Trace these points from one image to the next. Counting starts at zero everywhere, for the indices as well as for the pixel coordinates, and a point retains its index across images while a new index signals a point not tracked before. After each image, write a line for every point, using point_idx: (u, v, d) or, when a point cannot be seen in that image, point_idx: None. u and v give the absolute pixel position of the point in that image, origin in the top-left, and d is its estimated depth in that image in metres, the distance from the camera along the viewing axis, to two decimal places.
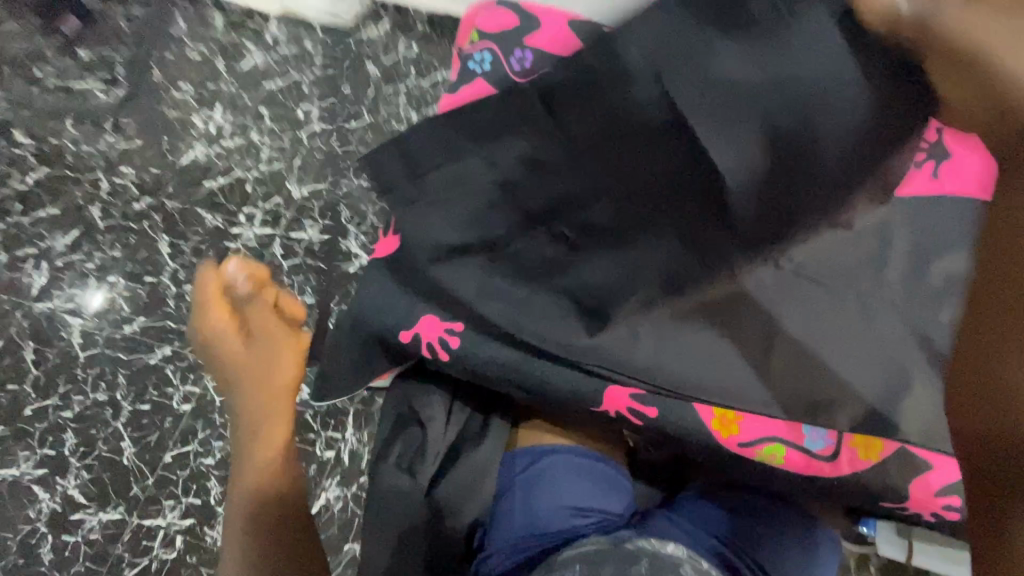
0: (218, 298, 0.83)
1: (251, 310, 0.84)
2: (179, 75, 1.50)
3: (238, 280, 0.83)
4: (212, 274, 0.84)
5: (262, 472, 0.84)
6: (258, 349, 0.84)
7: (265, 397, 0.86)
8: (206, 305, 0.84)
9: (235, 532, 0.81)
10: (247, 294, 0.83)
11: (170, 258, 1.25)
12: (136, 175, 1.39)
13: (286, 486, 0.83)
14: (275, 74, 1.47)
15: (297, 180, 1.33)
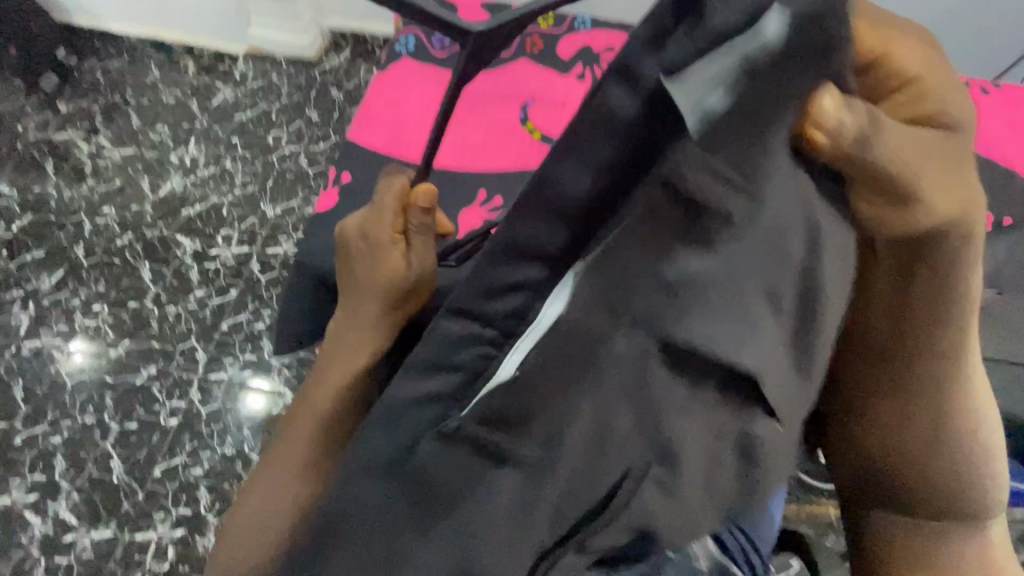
0: (376, 222, 0.58)
1: (385, 245, 0.58)
2: (154, 117, 1.57)
3: (385, 205, 0.59)
4: (395, 182, 0.60)
5: (318, 444, 0.61)
6: (365, 284, 0.59)
7: (349, 346, 0.60)
8: (361, 228, 0.60)
9: (270, 483, 0.61)
10: (386, 221, 0.58)
11: (152, 283, 1.30)
12: (117, 215, 1.42)
13: (337, 479, 0.61)
14: (245, 106, 1.55)
15: (271, 200, 1.39)
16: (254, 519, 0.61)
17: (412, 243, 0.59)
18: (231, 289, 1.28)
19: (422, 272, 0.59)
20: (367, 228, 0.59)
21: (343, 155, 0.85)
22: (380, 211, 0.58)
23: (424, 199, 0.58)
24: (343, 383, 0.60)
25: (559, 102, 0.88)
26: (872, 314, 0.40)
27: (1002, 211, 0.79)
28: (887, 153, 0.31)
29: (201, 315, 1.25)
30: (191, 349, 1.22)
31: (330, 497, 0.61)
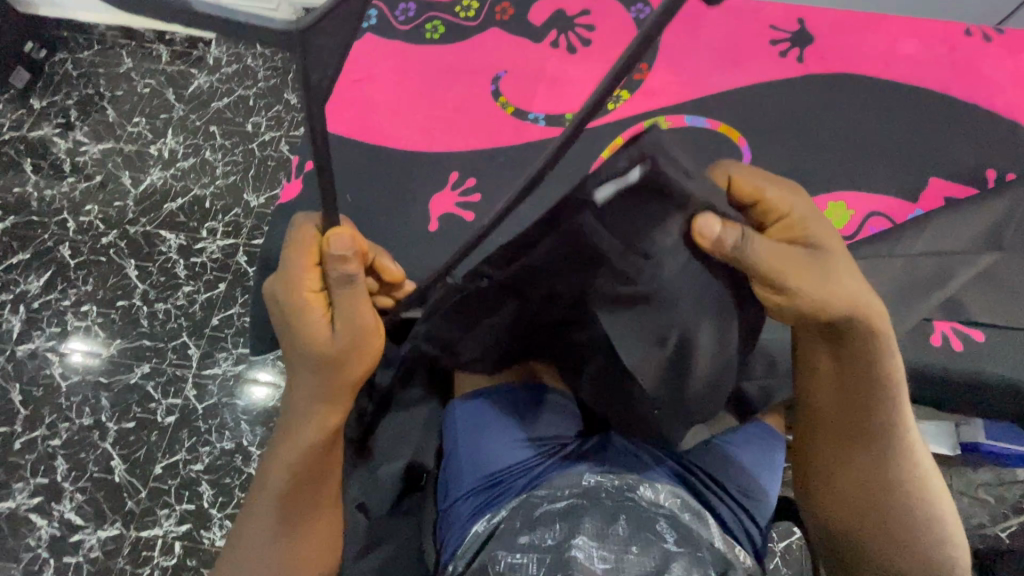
0: (304, 280, 0.52)
1: (316, 303, 0.53)
2: (131, 109, 1.52)
3: (303, 259, 0.51)
4: (302, 232, 0.52)
5: (292, 505, 0.57)
6: (308, 343, 0.53)
7: (304, 405, 0.56)
8: (289, 281, 0.52)
9: (253, 553, 0.56)
10: (304, 276, 0.52)
11: (140, 280, 1.28)
12: (100, 212, 1.39)
13: (324, 531, 0.59)
14: (221, 93, 1.50)
15: (254, 190, 1.36)
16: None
17: (344, 294, 0.52)
18: (219, 283, 1.26)
19: (364, 325, 0.53)
20: (291, 285, 0.52)
21: (316, 139, 0.82)
22: (296, 263, 0.52)
23: (350, 244, 0.50)
24: (302, 442, 0.56)
25: (532, 70, 0.84)
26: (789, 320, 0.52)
27: (1009, 163, 0.75)
28: (762, 258, 0.47)
29: (191, 311, 1.24)
30: (183, 346, 1.20)
31: (322, 548, 0.59)
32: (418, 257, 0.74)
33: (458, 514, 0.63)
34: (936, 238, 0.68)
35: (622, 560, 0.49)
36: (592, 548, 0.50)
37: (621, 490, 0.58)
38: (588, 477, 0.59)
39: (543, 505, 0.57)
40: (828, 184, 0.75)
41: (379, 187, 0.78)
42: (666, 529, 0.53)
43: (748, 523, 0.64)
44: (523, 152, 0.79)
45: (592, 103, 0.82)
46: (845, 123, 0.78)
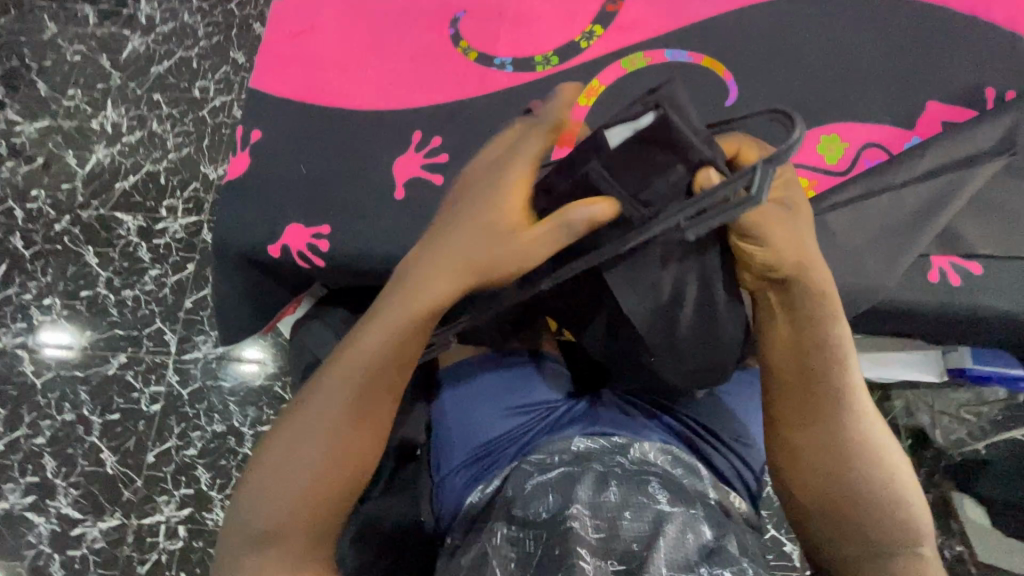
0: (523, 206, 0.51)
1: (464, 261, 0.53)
2: (64, 82, 1.39)
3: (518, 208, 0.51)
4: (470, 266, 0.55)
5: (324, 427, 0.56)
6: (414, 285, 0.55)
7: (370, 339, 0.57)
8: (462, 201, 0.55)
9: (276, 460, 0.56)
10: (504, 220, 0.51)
11: (102, 268, 1.22)
12: (48, 197, 1.29)
13: (339, 484, 0.56)
14: (160, 55, 1.37)
15: (211, 161, 1.27)
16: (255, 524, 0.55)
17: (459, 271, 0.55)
18: (188, 264, 1.20)
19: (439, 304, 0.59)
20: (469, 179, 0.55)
21: (263, 104, 0.75)
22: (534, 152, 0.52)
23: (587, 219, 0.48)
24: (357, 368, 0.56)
25: (492, 9, 0.76)
26: (778, 325, 0.55)
27: (1005, 82, 0.71)
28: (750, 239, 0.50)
29: (161, 295, 1.18)
30: (158, 332, 1.16)
31: (331, 501, 0.56)
32: (387, 229, 0.69)
33: (452, 487, 0.64)
34: (929, 168, 0.66)
35: (617, 528, 0.50)
36: (586, 517, 0.51)
37: (611, 453, 0.58)
38: (580, 443, 0.60)
39: (535, 478, 0.57)
40: (815, 116, 0.71)
41: (340, 155, 0.72)
42: (659, 490, 0.53)
43: (741, 469, 0.66)
44: (493, 103, 0.73)
45: (562, 43, 0.75)
46: (833, 48, 0.73)
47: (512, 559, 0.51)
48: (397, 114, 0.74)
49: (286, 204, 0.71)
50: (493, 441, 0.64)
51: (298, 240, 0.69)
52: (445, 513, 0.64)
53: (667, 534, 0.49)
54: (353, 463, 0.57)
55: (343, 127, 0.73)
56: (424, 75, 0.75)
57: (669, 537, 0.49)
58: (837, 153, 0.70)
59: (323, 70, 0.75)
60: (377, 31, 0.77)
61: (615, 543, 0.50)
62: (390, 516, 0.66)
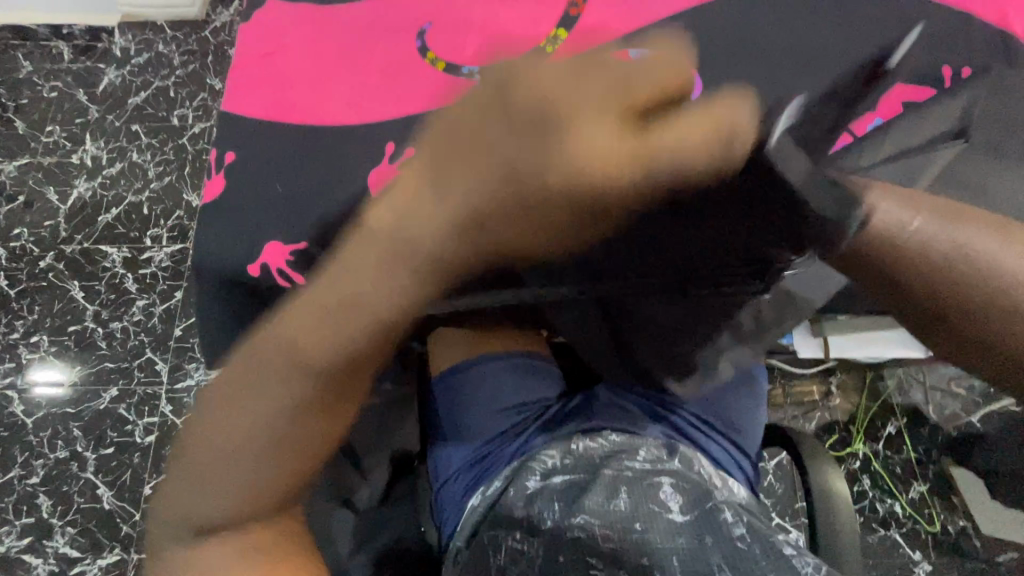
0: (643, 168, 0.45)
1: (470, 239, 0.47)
2: (42, 119, 1.38)
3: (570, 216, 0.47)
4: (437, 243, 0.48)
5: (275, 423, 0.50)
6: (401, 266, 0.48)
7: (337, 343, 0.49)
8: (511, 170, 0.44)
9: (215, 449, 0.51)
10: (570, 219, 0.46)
11: (88, 301, 1.20)
12: (31, 234, 1.28)
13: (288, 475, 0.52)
14: (136, 86, 1.38)
15: (193, 188, 1.27)
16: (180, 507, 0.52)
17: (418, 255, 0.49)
18: (175, 292, 1.20)
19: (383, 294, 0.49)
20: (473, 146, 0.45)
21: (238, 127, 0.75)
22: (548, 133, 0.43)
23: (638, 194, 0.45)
24: (319, 360, 0.49)
25: (457, 19, 0.77)
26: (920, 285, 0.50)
27: (966, 58, 0.73)
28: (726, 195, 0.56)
29: (150, 325, 1.17)
30: (149, 362, 1.15)
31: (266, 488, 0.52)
32: None
33: (452, 496, 0.64)
34: None
35: (625, 536, 0.51)
36: (591, 525, 0.53)
37: (614, 455, 0.59)
38: (577, 445, 0.61)
39: (535, 479, 0.59)
40: None
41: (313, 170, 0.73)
42: (669, 495, 0.55)
43: (739, 457, 0.66)
44: None
45: (527, 46, 0.75)
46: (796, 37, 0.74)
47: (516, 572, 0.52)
48: (371, 128, 0.74)
49: (266, 225, 0.71)
50: (490, 442, 0.65)
51: (276, 258, 0.71)
52: (444, 523, 0.64)
53: (680, 544, 0.50)
54: (313, 452, 0.52)
55: (317, 144, 0.74)
56: (394, 88, 0.75)
57: (682, 546, 0.50)
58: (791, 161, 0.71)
59: (294, 89, 0.76)
60: (345, 47, 0.77)
61: (623, 551, 0.51)
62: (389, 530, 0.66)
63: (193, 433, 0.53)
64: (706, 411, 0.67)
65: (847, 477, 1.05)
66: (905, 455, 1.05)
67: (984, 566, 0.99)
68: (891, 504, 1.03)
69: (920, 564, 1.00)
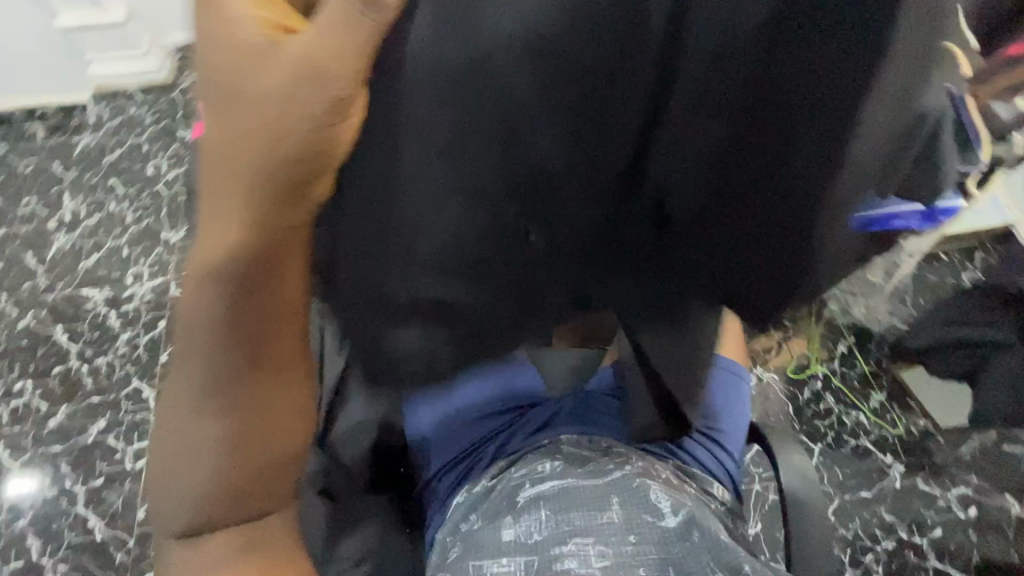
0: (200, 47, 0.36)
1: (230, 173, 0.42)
2: (18, 190, 1.45)
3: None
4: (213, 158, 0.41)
5: (225, 396, 0.42)
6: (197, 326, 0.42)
7: (236, 298, 0.39)
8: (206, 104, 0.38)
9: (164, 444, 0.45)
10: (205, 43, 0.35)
11: (72, 342, 1.24)
12: (10, 295, 1.31)
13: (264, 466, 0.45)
14: (111, 146, 1.48)
15: (171, 227, 1.35)
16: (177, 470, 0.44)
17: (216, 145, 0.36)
18: (159, 321, 1.24)
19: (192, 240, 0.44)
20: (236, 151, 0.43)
21: None
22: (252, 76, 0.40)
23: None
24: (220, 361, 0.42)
25: None
26: None
27: None
28: None
29: (136, 355, 1.21)
30: (136, 390, 1.18)
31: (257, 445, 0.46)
32: None
33: (440, 490, 0.65)
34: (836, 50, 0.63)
35: (621, 549, 0.51)
36: (586, 547, 0.51)
37: (599, 459, 0.59)
38: (567, 450, 0.61)
39: (527, 490, 0.57)
40: None
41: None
42: (660, 498, 0.55)
43: (719, 452, 0.63)
44: None
45: None
46: None
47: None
48: None
49: None
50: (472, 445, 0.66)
51: None
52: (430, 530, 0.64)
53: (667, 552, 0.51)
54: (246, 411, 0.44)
55: None
56: None
57: (674, 556, 0.51)
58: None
59: None
60: None
61: (618, 566, 0.50)
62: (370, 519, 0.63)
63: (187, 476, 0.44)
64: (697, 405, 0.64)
65: (811, 397, 1.12)
66: (860, 370, 1.13)
67: (949, 459, 1.06)
68: (856, 416, 1.10)
69: (892, 467, 1.06)
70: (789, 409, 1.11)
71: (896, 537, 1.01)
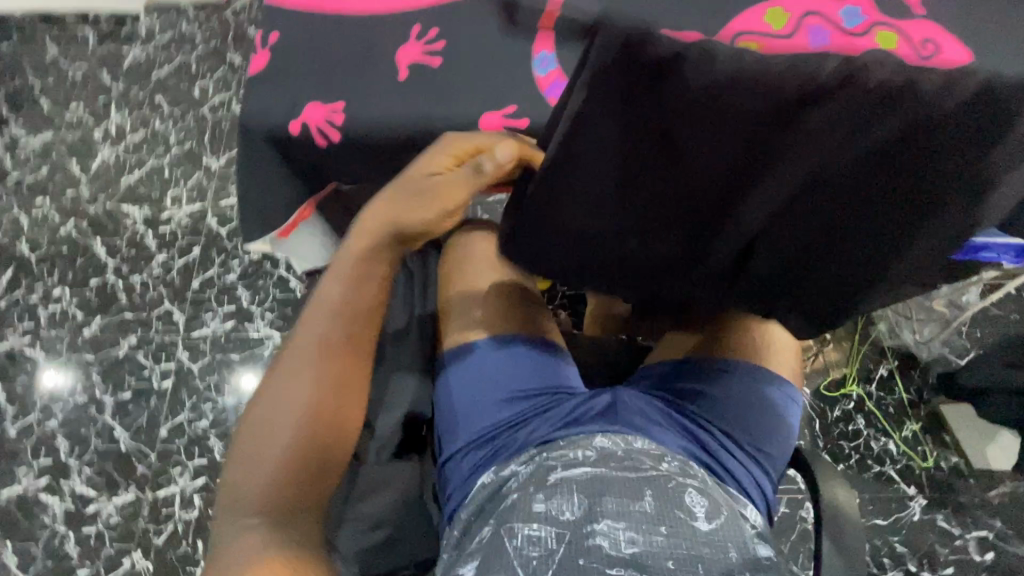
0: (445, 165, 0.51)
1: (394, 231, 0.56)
2: (66, 97, 1.44)
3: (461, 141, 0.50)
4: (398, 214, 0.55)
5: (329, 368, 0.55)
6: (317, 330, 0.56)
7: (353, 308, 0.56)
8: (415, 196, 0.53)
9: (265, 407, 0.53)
10: (440, 162, 0.51)
11: (110, 256, 1.26)
12: (53, 202, 1.32)
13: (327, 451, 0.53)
14: (160, 61, 1.45)
15: (213, 152, 1.33)
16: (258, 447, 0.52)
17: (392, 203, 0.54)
18: (193, 247, 1.25)
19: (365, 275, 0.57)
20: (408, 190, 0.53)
21: (268, 9, 0.56)
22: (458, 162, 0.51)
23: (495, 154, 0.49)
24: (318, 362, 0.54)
25: None
26: None
27: None
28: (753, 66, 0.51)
29: (169, 278, 1.22)
30: (167, 312, 1.20)
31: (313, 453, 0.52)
32: (396, 85, 0.52)
33: (459, 469, 0.59)
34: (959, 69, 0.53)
35: (652, 541, 0.44)
36: (617, 532, 0.45)
37: (635, 453, 0.53)
38: (601, 440, 0.54)
39: (558, 471, 0.51)
40: None
41: (333, 29, 0.54)
42: (696, 502, 0.48)
43: (758, 475, 0.58)
44: None
45: None
46: None
47: (535, 555, 0.45)
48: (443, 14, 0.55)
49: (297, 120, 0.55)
50: (498, 424, 0.59)
51: (319, 115, 0.52)
52: (448, 514, 0.58)
53: (705, 554, 0.44)
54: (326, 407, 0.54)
55: (372, 31, 0.54)
56: None
57: (707, 556, 0.44)
58: (893, 44, 0.50)
59: None
60: None
61: (648, 557, 0.43)
62: (394, 485, 0.61)
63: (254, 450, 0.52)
64: (742, 419, 0.60)
65: (841, 416, 1.08)
66: (897, 396, 1.08)
67: (976, 500, 1.02)
68: (885, 442, 1.06)
69: (914, 499, 1.02)
70: (816, 424, 1.07)
71: (904, 568, 0.99)
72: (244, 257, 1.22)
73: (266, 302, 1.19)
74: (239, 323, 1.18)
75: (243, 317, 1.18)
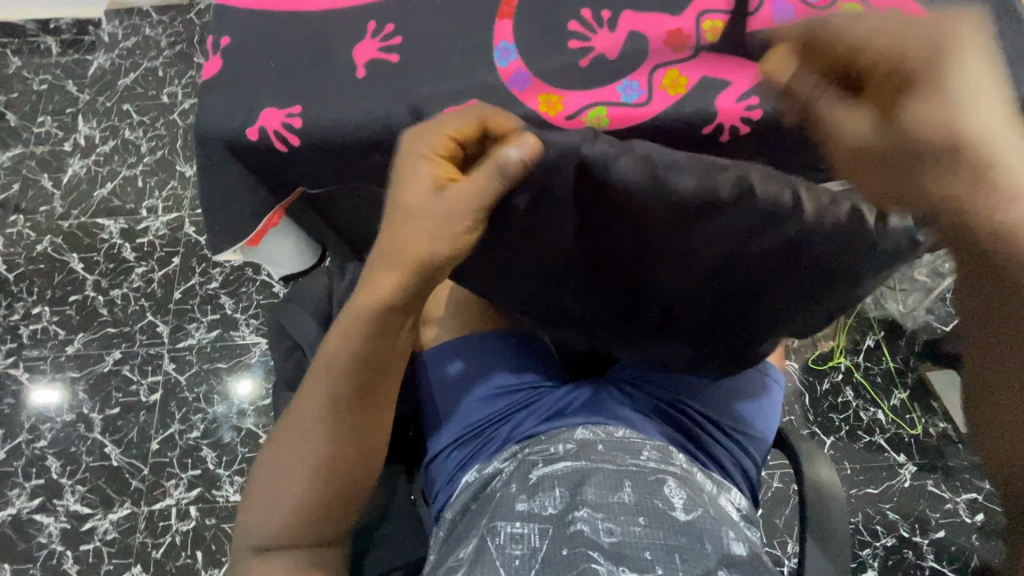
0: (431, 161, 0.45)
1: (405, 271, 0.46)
2: (33, 110, 1.40)
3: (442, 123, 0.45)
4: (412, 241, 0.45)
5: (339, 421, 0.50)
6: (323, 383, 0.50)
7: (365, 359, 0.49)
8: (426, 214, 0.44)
9: (277, 458, 0.51)
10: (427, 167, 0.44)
11: (88, 272, 1.24)
12: (26, 219, 1.30)
13: (347, 494, 0.52)
14: (125, 68, 1.42)
15: (185, 160, 1.31)
16: (272, 498, 0.50)
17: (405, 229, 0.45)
18: (173, 258, 1.23)
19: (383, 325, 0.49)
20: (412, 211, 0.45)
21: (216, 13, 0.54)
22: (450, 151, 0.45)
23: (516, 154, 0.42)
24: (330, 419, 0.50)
25: None
26: None
27: None
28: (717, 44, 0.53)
29: (150, 290, 1.21)
30: (150, 325, 1.18)
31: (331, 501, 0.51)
32: (353, 87, 0.51)
33: (444, 469, 0.59)
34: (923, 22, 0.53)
35: (631, 531, 0.45)
36: (596, 525, 0.45)
37: (616, 444, 0.53)
38: (582, 432, 0.54)
39: (540, 467, 0.51)
40: None
41: (287, 30, 0.52)
42: (675, 492, 0.48)
43: (740, 456, 0.58)
44: None
45: None
46: None
47: (517, 555, 0.45)
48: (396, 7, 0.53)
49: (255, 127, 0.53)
50: (479, 422, 0.59)
51: (277, 120, 0.51)
52: (435, 511, 0.59)
53: (682, 544, 0.44)
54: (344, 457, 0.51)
55: (326, 31, 0.52)
56: None
57: (684, 546, 0.44)
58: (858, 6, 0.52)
59: None
60: None
61: (627, 547, 0.44)
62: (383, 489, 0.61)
63: (269, 499, 0.50)
64: (725, 399, 0.60)
65: (830, 390, 1.09)
66: (884, 365, 1.09)
67: (964, 464, 1.03)
68: (874, 412, 1.07)
69: (903, 466, 1.04)
70: (805, 399, 1.08)
71: (897, 534, 1.00)
72: (224, 264, 1.21)
73: (249, 309, 1.18)
74: (224, 331, 1.17)
75: (228, 325, 1.17)
